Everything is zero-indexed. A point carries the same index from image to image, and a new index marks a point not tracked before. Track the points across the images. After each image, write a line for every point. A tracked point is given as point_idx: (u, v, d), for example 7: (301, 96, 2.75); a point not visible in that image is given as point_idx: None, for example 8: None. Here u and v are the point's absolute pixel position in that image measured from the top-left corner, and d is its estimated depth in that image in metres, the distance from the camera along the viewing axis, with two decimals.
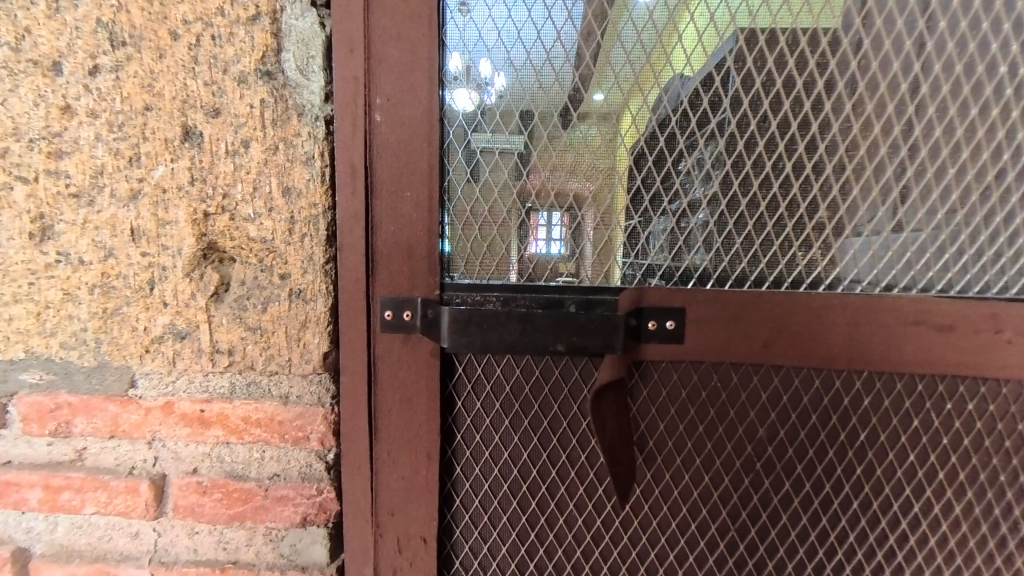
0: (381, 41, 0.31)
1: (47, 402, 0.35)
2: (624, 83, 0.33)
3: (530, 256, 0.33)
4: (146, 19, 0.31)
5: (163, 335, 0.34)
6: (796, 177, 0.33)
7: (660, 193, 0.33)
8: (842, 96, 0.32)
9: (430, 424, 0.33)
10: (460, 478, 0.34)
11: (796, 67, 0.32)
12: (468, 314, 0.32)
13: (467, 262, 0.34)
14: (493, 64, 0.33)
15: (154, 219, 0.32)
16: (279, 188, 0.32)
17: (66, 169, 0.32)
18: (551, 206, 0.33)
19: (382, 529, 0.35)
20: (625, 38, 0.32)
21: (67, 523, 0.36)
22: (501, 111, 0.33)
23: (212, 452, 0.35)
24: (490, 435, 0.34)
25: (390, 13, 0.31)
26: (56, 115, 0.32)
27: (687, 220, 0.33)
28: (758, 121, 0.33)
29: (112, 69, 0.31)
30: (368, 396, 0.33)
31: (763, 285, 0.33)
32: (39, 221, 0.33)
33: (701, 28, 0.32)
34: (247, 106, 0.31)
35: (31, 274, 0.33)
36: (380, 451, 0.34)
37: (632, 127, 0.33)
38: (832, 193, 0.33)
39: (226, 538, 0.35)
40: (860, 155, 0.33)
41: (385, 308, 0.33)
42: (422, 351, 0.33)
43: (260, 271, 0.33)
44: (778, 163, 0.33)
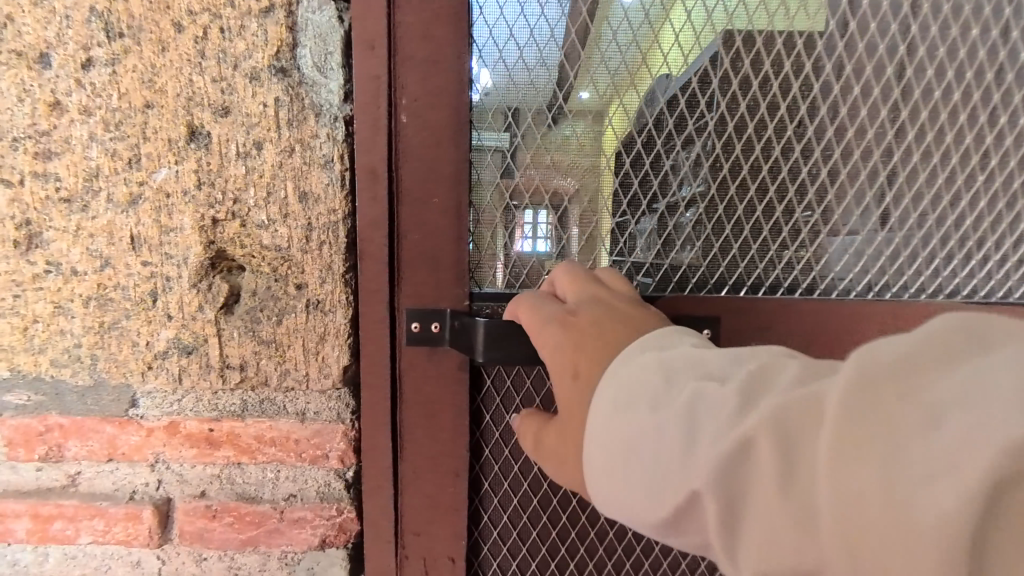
0: (407, 39, 0.29)
1: (35, 425, 0.32)
2: (625, 90, 0.32)
3: (515, 254, 0.33)
4: (146, 9, 0.28)
5: (166, 350, 0.31)
6: (832, 182, 0.33)
7: (693, 199, 0.33)
8: (877, 102, 0.32)
9: (457, 440, 0.32)
10: (488, 494, 0.33)
11: (834, 72, 0.32)
12: (501, 326, 0.30)
13: (495, 271, 0.33)
14: (523, 65, 0.32)
15: (156, 226, 0.30)
16: (295, 193, 0.30)
17: (55, 171, 0.30)
18: (535, 202, 0.32)
19: (407, 550, 0.33)
20: (639, 40, 0.32)
21: (58, 554, 0.34)
22: (507, 109, 0.32)
23: (222, 473, 0.33)
24: (519, 449, 0.33)
25: (418, 10, 0.29)
26: (43, 112, 0.29)
27: (678, 220, 0.33)
28: (795, 126, 0.33)
29: (108, 63, 0.29)
30: (391, 413, 0.32)
31: (796, 292, 0.34)
32: (24, 228, 0.30)
33: (701, 39, 0.32)
34: (259, 105, 0.29)
35: (15, 285, 0.31)
36: (405, 469, 0.32)
37: (656, 127, 0.32)
38: (866, 199, 0.33)
39: (238, 564, 0.33)
40: (894, 161, 0.33)
41: (413, 320, 0.31)
42: (449, 363, 0.32)
43: (273, 281, 0.31)
44: (814, 169, 0.33)
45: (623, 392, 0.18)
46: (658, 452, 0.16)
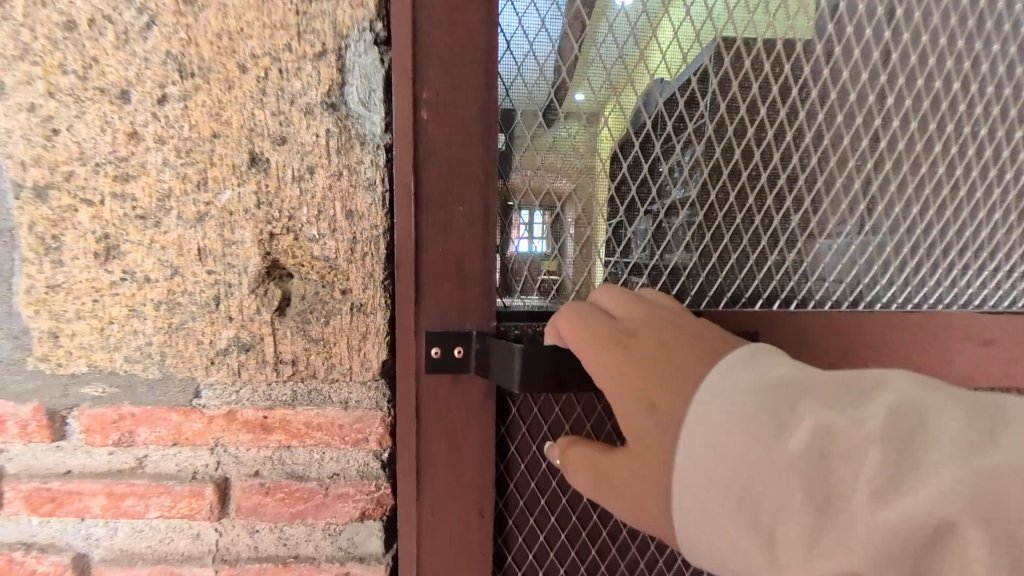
0: (433, 67, 0.34)
1: (110, 413, 0.36)
2: (612, 96, 0.40)
3: (513, 253, 0.40)
4: (214, 52, 0.33)
5: (227, 347, 0.36)
6: (814, 183, 0.43)
7: (689, 202, 0.42)
8: (845, 119, 0.42)
9: (478, 459, 0.37)
10: (511, 496, 0.39)
11: (810, 94, 0.42)
12: (538, 353, 0.32)
13: (522, 275, 0.40)
14: (534, 65, 0.39)
15: (220, 239, 0.35)
16: (342, 211, 0.34)
17: (131, 192, 0.34)
18: (536, 206, 0.40)
19: (425, 554, 0.37)
20: (625, 55, 0.40)
21: (127, 528, 0.38)
22: (529, 123, 0.39)
23: (273, 455, 0.37)
24: (537, 460, 0.39)
25: (441, 40, 0.34)
26: (123, 140, 0.33)
27: (672, 221, 0.42)
28: (783, 137, 0.42)
29: (180, 98, 0.33)
30: (419, 434, 0.36)
31: (791, 286, 0.43)
32: (104, 241, 0.34)
33: (686, 58, 0.40)
34: (312, 136, 0.34)
35: (95, 291, 0.35)
36: (428, 485, 0.37)
37: (649, 132, 0.40)
38: (841, 198, 0.43)
39: (287, 535, 0.38)
40: (861, 167, 0.43)
41: (433, 345, 0.36)
42: (474, 390, 0.37)
43: (320, 287, 0.36)
44: (802, 172, 0.43)
45: (748, 412, 0.20)
46: (755, 462, 0.19)
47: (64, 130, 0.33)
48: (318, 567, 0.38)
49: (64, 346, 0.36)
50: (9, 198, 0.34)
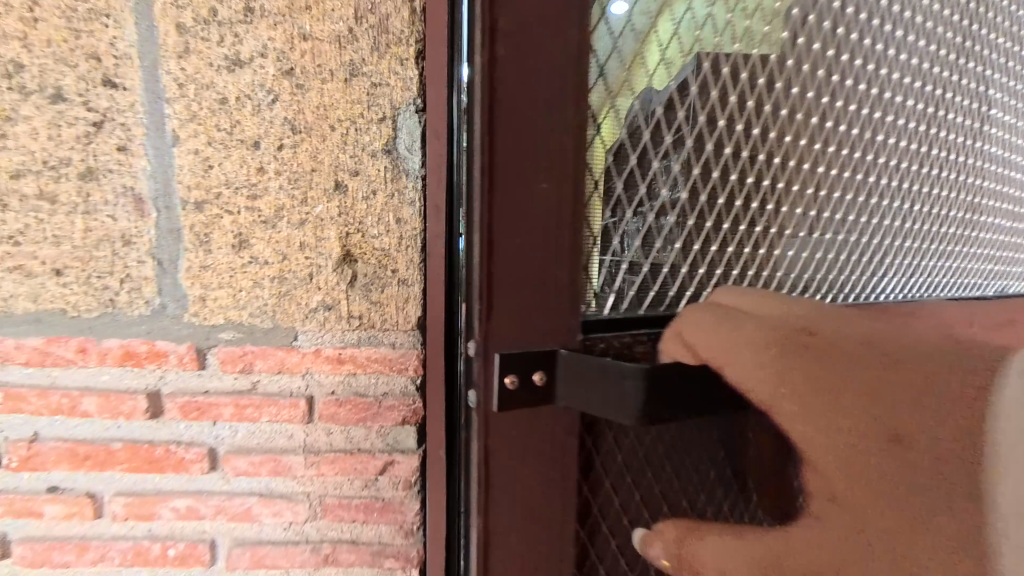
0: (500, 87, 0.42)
1: (237, 350, 0.55)
2: (633, 71, 0.47)
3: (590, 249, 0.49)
4: (315, 116, 0.52)
5: (318, 307, 0.55)
6: (760, 183, 0.54)
7: (702, 208, 0.52)
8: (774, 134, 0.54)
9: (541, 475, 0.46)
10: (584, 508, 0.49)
11: (751, 109, 0.52)
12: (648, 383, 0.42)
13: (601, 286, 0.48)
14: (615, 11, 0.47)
15: (314, 235, 0.53)
16: (394, 218, 0.54)
17: (258, 206, 0.53)
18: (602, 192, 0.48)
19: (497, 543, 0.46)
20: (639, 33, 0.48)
21: (245, 430, 0.57)
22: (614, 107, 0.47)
23: (344, 378, 0.56)
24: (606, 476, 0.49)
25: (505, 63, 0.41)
26: (254, 172, 0.52)
27: (719, 228, 0.53)
28: (735, 148, 0.52)
29: (291, 146, 0.52)
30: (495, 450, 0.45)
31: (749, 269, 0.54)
32: (239, 237, 0.53)
33: (676, 61, 0.49)
34: (375, 168, 0.53)
35: (231, 270, 0.54)
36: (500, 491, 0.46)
37: (652, 121, 0.49)
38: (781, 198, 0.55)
39: (352, 433, 0.57)
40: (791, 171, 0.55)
41: (508, 372, 0.43)
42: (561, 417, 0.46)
43: (378, 268, 0.55)
44: (753, 175, 0.53)
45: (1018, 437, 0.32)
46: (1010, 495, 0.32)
47: (216, 166, 0.52)
48: (374, 455, 0.57)
49: (209, 306, 0.54)
50: (177, 208, 0.53)
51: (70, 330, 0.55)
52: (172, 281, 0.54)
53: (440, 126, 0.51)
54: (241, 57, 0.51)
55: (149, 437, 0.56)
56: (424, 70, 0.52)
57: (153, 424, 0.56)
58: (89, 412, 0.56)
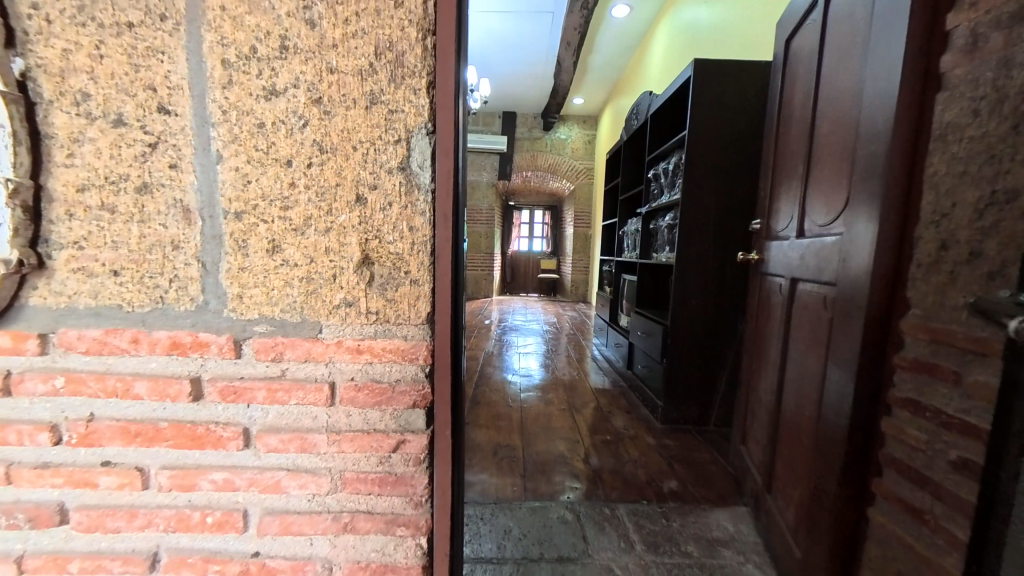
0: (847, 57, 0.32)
1: (270, 341, 0.72)
2: None
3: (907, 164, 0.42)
4: (340, 140, 0.68)
5: (340, 303, 0.71)
6: None
7: None
8: None
9: None
10: None
11: None
12: None
13: None
14: None
15: (337, 241, 0.70)
16: (408, 227, 0.70)
17: (290, 215, 0.70)
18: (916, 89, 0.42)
19: None
20: None
21: (276, 411, 0.74)
22: None
23: (362, 366, 0.73)
24: None
25: None
26: (287, 186, 0.69)
27: None
28: None
29: (318, 164, 0.68)
30: None
31: None
32: (272, 242, 0.70)
33: None
34: (392, 184, 0.69)
35: (266, 270, 0.71)
36: None
37: None
38: None
39: (369, 414, 0.73)
40: None
41: None
42: None
43: (392, 270, 0.71)
44: None
45: None
46: None
47: (254, 181, 0.69)
48: (388, 433, 0.73)
49: (250, 301, 0.72)
50: (220, 218, 0.70)
51: (123, 324, 0.73)
52: (213, 281, 0.72)
53: (448, 143, 0.70)
54: (287, 115, 0.68)
55: (192, 419, 0.74)
56: (433, 97, 0.68)
57: (195, 406, 0.74)
58: (140, 395, 0.73)
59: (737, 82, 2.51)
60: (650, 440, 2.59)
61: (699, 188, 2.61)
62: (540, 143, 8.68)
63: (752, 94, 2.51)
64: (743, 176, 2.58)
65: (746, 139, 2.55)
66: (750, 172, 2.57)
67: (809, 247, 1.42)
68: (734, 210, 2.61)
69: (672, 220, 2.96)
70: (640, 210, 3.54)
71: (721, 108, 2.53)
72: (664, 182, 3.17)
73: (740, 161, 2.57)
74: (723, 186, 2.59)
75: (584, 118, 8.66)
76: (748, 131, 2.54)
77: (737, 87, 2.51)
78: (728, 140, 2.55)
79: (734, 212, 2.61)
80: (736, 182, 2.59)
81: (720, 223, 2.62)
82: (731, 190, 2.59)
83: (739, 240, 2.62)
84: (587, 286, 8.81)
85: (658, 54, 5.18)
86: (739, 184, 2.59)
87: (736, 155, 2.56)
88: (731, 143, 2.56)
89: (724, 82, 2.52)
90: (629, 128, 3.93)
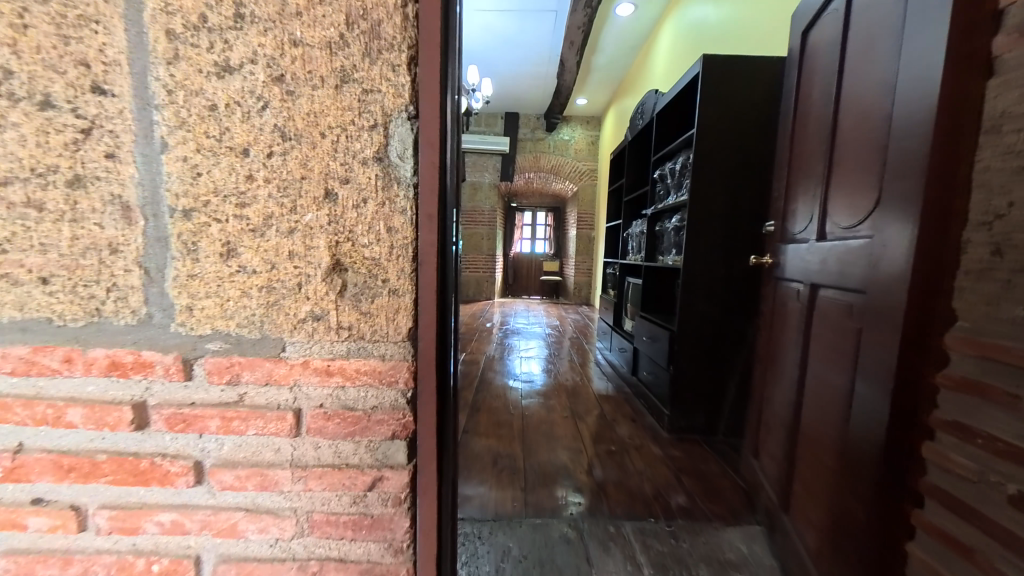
0: None
1: (224, 360, 0.64)
2: None
3: None
4: (306, 125, 0.59)
5: (306, 317, 0.62)
6: None
7: None
8: None
9: None
10: None
11: None
12: None
13: None
14: None
15: (303, 244, 0.61)
16: (386, 228, 0.61)
17: (247, 214, 0.61)
18: None
19: None
20: None
21: (233, 443, 0.65)
22: None
23: (333, 391, 0.63)
24: None
25: None
26: (243, 180, 0.60)
27: None
28: None
29: (281, 154, 0.60)
30: None
31: None
32: (226, 246, 0.61)
33: None
34: (367, 177, 0.60)
35: (219, 279, 0.62)
36: None
37: None
38: None
39: (341, 448, 0.64)
40: None
41: None
42: None
43: (367, 278, 0.62)
44: None
45: None
46: None
47: (205, 173, 0.61)
48: (363, 469, 0.64)
49: (205, 313, 0.63)
50: (166, 217, 0.62)
51: (56, 341, 0.65)
52: (157, 291, 0.63)
53: (433, 130, 0.61)
54: (244, 100, 0.59)
55: (136, 450, 0.66)
56: (417, 76, 0.60)
57: (139, 436, 0.66)
58: (73, 423, 0.66)
59: (747, 78, 2.41)
60: (656, 451, 2.48)
61: (707, 188, 2.50)
62: (543, 145, 8.59)
63: (762, 91, 2.42)
64: (752, 176, 2.48)
65: (756, 137, 2.45)
66: (760, 172, 2.47)
67: (831, 251, 1.31)
68: (744, 211, 2.50)
69: (678, 221, 2.86)
70: (644, 211, 3.44)
71: (731, 106, 2.44)
72: (670, 183, 3.07)
73: (750, 160, 2.47)
74: (732, 187, 2.49)
75: (587, 119, 8.58)
76: (759, 130, 2.44)
77: (747, 84, 2.41)
78: (737, 138, 2.46)
79: (744, 214, 2.50)
80: (746, 183, 2.48)
81: (728, 226, 2.52)
82: (741, 190, 2.49)
83: (749, 243, 2.52)
84: (589, 289, 8.70)
85: (662, 53, 5.10)
86: (749, 184, 2.48)
87: (746, 154, 2.46)
88: (741, 141, 2.46)
89: (733, 78, 2.42)
90: (634, 128, 3.83)
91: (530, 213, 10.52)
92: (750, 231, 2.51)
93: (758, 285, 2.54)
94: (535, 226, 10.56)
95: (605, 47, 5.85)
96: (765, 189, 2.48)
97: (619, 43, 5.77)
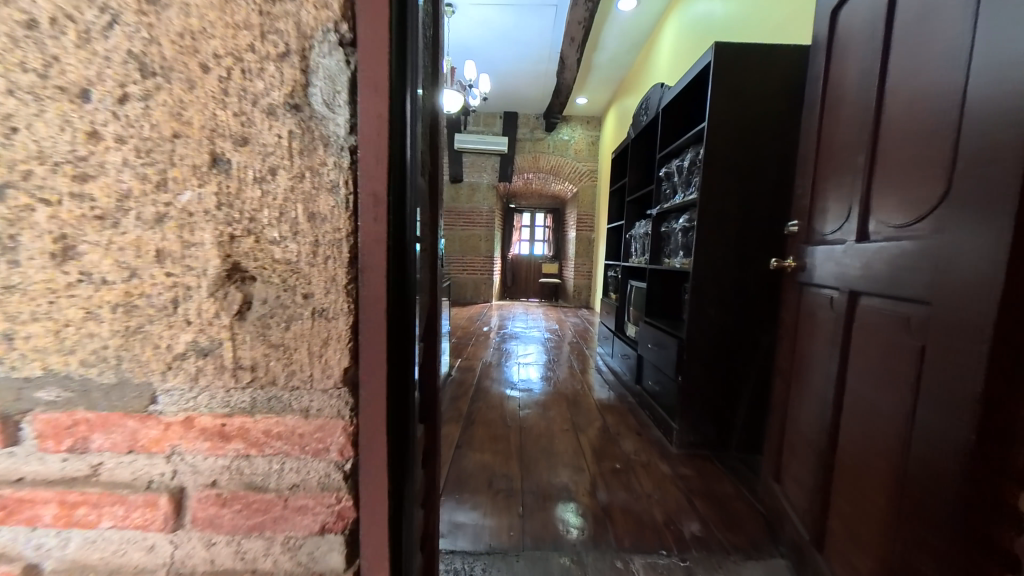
0: None
1: (62, 419, 0.52)
2: None
3: None
4: (176, 51, 0.46)
5: (185, 352, 0.50)
6: None
7: None
8: None
9: None
10: None
11: None
12: None
13: None
14: None
15: (180, 240, 0.48)
16: (305, 213, 0.48)
17: (89, 193, 0.47)
18: None
19: None
20: None
21: (80, 539, 0.54)
22: None
23: (231, 464, 0.52)
24: None
25: None
26: (82, 139, 0.47)
27: None
28: None
29: (141, 97, 0.47)
30: None
31: None
32: (61, 241, 0.48)
33: None
34: (275, 135, 0.47)
35: (50, 291, 0.49)
36: None
37: None
38: None
39: (243, 549, 0.53)
40: None
41: None
42: None
43: (282, 290, 0.49)
44: None
45: None
46: None
47: (22, 129, 0.47)
48: None
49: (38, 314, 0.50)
50: None
51: None
52: None
53: (382, 103, 0.47)
54: (128, 70, 0.46)
55: None
56: None
57: None
58: None
59: (762, 68, 2.24)
60: (664, 468, 2.30)
61: (718, 186, 2.33)
62: (542, 144, 8.41)
63: (779, 81, 2.24)
64: (768, 173, 2.30)
65: (772, 131, 2.28)
66: (777, 169, 2.30)
67: (878, 254, 1.15)
68: (759, 211, 2.33)
69: (686, 222, 2.69)
70: (650, 211, 3.26)
71: (746, 97, 2.27)
72: (677, 181, 2.90)
73: (765, 156, 2.29)
74: (746, 185, 2.32)
75: (587, 119, 8.40)
76: (775, 124, 2.27)
77: (762, 74, 2.25)
78: (751, 132, 2.29)
79: (758, 213, 2.33)
80: (761, 180, 2.31)
81: (742, 226, 2.35)
82: (755, 188, 2.32)
83: (764, 245, 2.34)
84: (589, 291, 8.52)
85: (667, 49, 4.92)
86: (765, 181, 2.31)
87: (760, 149, 2.29)
88: (755, 136, 2.29)
89: (747, 68, 2.26)
90: (638, 124, 3.65)
91: (530, 214, 10.33)
92: (765, 232, 2.34)
93: (776, 289, 2.36)
94: (534, 228, 10.37)
95: (607, 43, 5.68)
96: (783, 187, 2.30)
97: (621, 39, 5.60)
